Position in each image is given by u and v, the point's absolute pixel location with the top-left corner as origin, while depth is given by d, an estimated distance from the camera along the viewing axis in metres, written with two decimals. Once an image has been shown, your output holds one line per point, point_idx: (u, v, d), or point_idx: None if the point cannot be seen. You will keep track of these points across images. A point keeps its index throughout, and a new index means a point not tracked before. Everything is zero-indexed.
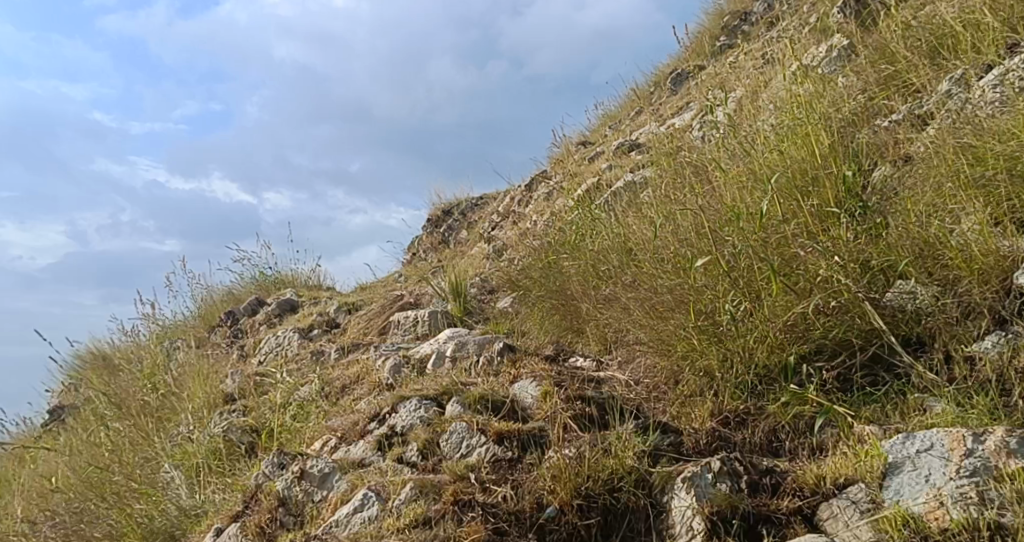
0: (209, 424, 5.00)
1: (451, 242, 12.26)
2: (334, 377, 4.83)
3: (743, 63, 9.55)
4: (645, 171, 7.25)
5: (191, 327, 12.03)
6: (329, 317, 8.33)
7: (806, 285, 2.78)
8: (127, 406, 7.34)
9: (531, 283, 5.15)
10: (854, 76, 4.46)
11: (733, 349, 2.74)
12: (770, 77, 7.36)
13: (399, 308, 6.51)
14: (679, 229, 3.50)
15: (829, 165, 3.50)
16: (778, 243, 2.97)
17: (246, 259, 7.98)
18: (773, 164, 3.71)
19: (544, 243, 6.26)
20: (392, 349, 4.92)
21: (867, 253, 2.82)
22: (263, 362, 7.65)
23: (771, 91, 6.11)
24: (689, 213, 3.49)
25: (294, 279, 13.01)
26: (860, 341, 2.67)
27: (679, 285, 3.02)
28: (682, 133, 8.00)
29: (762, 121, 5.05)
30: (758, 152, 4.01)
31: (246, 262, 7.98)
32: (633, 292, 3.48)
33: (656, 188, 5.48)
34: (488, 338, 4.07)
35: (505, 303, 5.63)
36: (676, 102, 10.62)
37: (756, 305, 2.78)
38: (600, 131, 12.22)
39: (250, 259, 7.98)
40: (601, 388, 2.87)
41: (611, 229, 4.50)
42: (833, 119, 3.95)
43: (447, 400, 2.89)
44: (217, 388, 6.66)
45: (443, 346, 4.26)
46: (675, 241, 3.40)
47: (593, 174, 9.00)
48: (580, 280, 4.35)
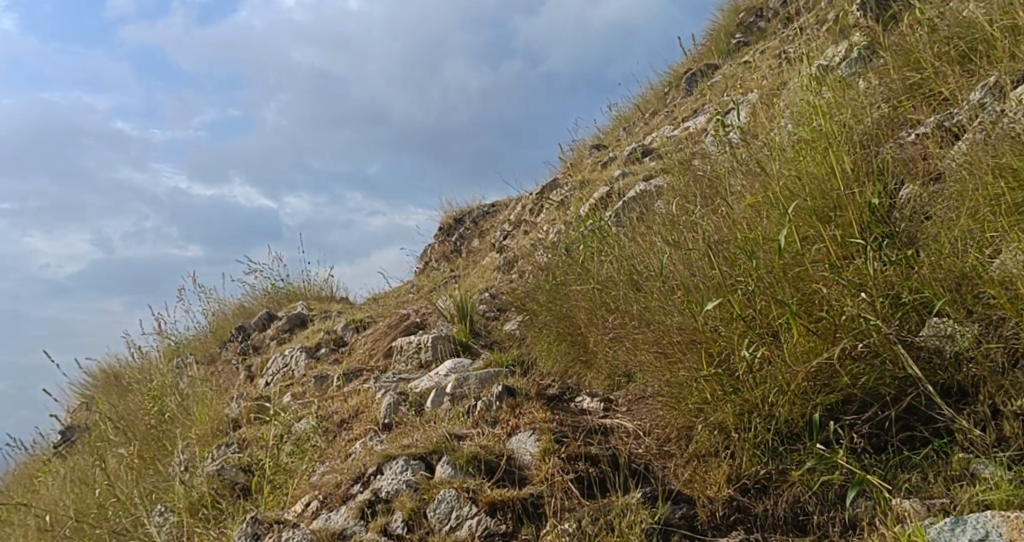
0: (205, 461, 4.82)
1: (463, 250, 12.05)
2: (333, 410, 4.62)
3: (759, 63, 9.25)
4: (658, 179, 6.99)
5: (202, 343, 11.90)
6: (336, 335, 8.12)
7: (831, 327, 2.47)
8: (130, 432, 7.19)
9: (537, 307, 4.90)
10: (877, 83, 4.18)
11: (750, 402, 2.46)
12: (787, 80, 7.07)
13: (405, 329, 6.30)
14: (690, 257, 3.24)
15: (850, 186, 3.24)
16: (797, 279, 2.70)
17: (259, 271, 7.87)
18: (790, 185, 3.45)
19: (552, 259, 6.02)
20: (393, 380, 4.69)
21: (896, 288, 2.54)
22: (270, 385, 7.48)
23: (789, 97, 5.82)
24: (700, 241, 3.23)
25: (306, 291, 12.85)
26: (893, 390, 2.40)
27: (689, 325, 2.74)
28: (697, 140, 7.72)
29: (779, 131, 4.78)
30: (774, 171, 3.75)
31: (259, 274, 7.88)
32: (641, 329, 3.21)
33: (668, 202, 5.21)
34: (491, 375, 3.85)
35: (512, 327, 5.39)
36: (691, 103, 10.32)
37: (774, 350, 2.49)
38: (613, 134, 11.94)
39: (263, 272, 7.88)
40: (605, 443, 2.66)
41: (620, 252, 4.25)
42: (856, 135, 3.68)
43: (436, 459, 2.73)
44: (220, 413, 6.48)
45: (443, 381, 4.04)
46: (684, 271, 3.14)
47: (606, 181, 8.74)
48: (587, 311, 4.11)
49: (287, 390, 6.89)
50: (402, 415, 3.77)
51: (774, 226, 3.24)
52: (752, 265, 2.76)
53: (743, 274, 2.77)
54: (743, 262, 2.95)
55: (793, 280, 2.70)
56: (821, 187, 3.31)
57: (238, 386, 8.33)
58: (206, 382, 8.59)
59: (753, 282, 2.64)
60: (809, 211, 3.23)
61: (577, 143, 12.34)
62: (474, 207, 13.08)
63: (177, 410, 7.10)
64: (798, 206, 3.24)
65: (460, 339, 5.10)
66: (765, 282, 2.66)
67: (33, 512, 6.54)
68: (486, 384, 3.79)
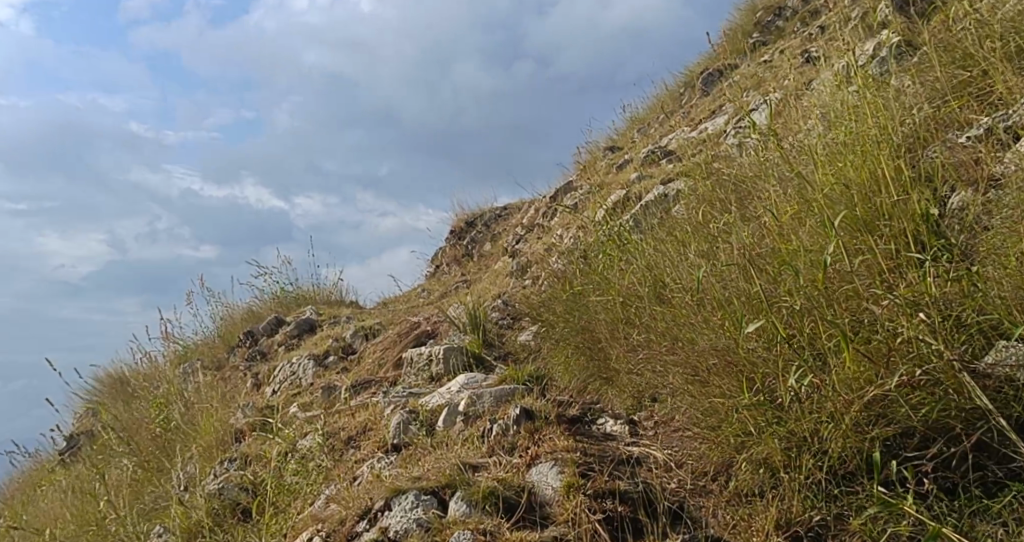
0: (208, 479, 4.61)
1: (475, 254, 11.83)
2: (340, 425, 4.41)
3: (779, 64, 9.02)
4: (677, 182, 6.77)
5: (209, 348, 11.72)
6: (344, 342, 7.91)
7: (884, 351, 2.28)
8: (134, 443, 7.00)
9: (554, 318, 4.68)
10: (918, 85, 3.97)
11: (797, 434, 2.29)
12: (811, 80, 6.84)
13: (415, 338, 6.09)
14: (721, 267, 3.04)
15: (896, 193, 3.03)
16: (845, 298, 2.52)
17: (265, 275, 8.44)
18: (828, 190, 3.22)
19: (569, 266, 5.80)
20: (403, 394, 4.46)
21: (958, 307, 2.37)
22: (277, 394, 7.29)
23: (816, 98, 5.60)
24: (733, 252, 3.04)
25: (315, 295, 12.67)
26: (960, 425, 2.17)
27: (727, 345, 2.54)
28: (717, 143, 7.49)
29: (809, 133, 4.55)
30: (809, 176, 3.53)
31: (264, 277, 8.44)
32: (671, 346, 2.98)
33: (691, 207, 5.00)
34: (506, 392, 3.64)
35: (527, 337, 5.17)
36: (708, 104, 10.10)
37: (823, 378, 2.29)
38: (628, 135, 11.71)
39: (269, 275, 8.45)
40: (634, 477, 2.49)
41: (642, 260, 4.04)
42: (899, 137, 3.49)
43: (448, 495, 2.53)
44: (225, 424, 6.29)
45: (456, 398, 3.82)
46: (717, 284, 2.93)
47: (622, 184, 8.51)
48: (609, 325, 3.90)
49: (294, 401, 6.69)
50: (413, 435, 3.54)
51: (814, 237, 3.02)
52: (793, 280, 2.55)
53: (785, 290, 2.55)
54: (784, 277, 2.68)
55: (842, 299, 2.51)
56: (863, 194, 3.11)
57: (244, 394, 8.13)
58: (213, 390, 8.40)
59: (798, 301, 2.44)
60: (857, 222, 2.98)
61: (590, 144, 12.11)
62: (485, 211, 12.87)
63: (183, 421, 6.91)
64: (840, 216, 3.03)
65: (473, 350, 4.87)
66: (811, 300, 2.46)
67: (34, 526, 6.34)
68: (501, 403, 3.58)
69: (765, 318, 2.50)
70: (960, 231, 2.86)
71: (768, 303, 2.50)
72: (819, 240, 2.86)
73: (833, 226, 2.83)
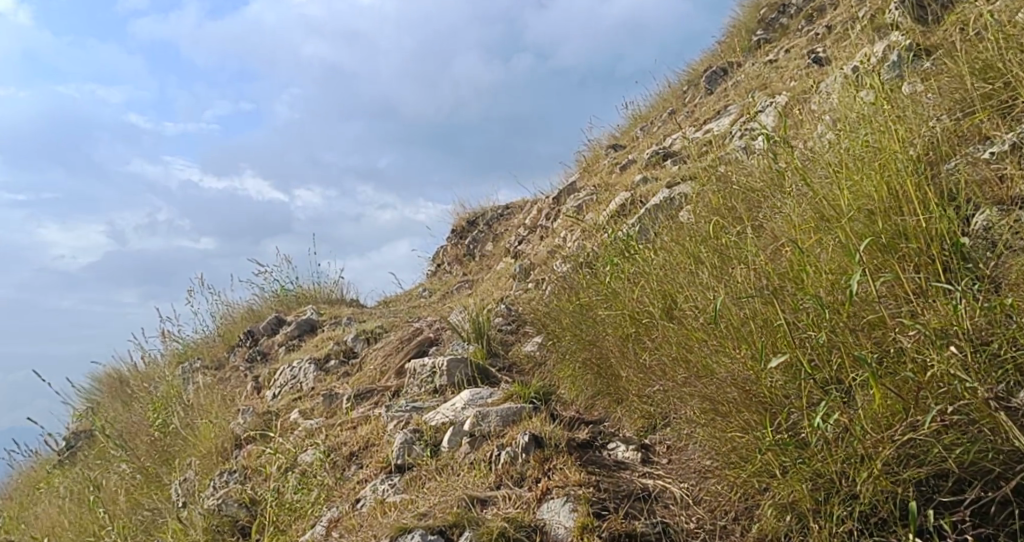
0: (207, 492, 4.51)
1: (476, 253, 11.73)
2: (342, 437, 4.31)
3: (786, 63, 8.90)
4: (683, 185, 6.67)
5: (209, 347, 11.62)
6: (346, 346, 7.81)
7: (913, 387, 2.24)
8: (133, 450, 6.89)
9: (560, 329, 4.59)
10: (936, 97, 3.88)
11: (824, 476, 2.24)
12: (819, 82, 6.73)
13: (418, 345, 6.00)
14: (737, 287, 2.96)
15: (920, 212, 2.94)
16: (870, 327, 2.43)
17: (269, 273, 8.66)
18: (847, 207, 3.12)
19: (574, 273, 5.70)
20: (406, 408, 4.35)
21: (991, 337, 2.29)
22: (278, 399, 7.20)
23: (826, 103, 5.50)
24: (750, 273, 2.95)
25: (316, 294, 12.57)
26: (998, 467, 2.12)
27: (747, 378, 2.47)
28: (724, 146, 7.38)
29: (821, 141, 4.46)
30: (826, 191, 3.44)
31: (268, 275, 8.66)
32: (685, 371, 2.91)
33: (700, 216, 4.90)
34: (512, 411, 3.54)
35: (532, 347, 5.08)
36: (712, 102, 9.98)
37: (850, 417, 2.24)
38: (631, 133, 11.59)
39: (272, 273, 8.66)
40: (650, 515, 2.51)
41: (651, 273, 3.95)
42: (919, 151, 3.39)
43: (456, 534, 2.48)
44: (225, 431, 6.19)
45: (461, 415, 3.73)
46: (735, 305, 2.84)
47: (626, 186, 8.41)
48: (618, 340, 3.83)
49: (294, 407, 6.59)
50: (418, 456, 3.44)
51: (833, 258, 2.95)
52: (815, 311, 2.48)
53: (806, 321, 2.46)
54: (805, 305, 2.58)
55: (868, 329, 2.43)
56: (884, 212, 3.02)
57: (244, 398, 8.03)
58: (212, 393, 8.29)
59: (823, 335, 2.35)
60: (884, 246, 2.94)
61: (593, 142, 11.99)
62: (487, 209, 12.76)
63: (182, 426, 6.82)
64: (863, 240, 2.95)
65: (478, 362, 4.77)
66: (835, 333, 2.37)
67: (29, 533, 6.24)
68: (508, 422, 3.50)
69: (789, 353, 2.43)
70: (990, 256, 2.79)
71: (789, 335, 2.43)
72: (840, 262, 2.77)
73: (856, 250, 2.74)
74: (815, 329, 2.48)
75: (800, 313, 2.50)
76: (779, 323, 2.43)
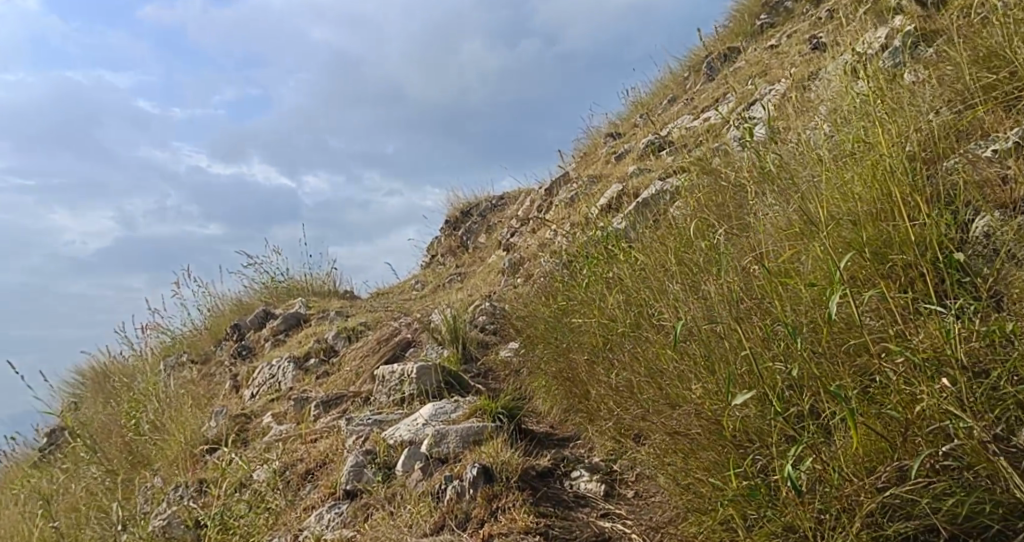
0: (160, 509, 4.27)
1: (469, 245, 11.44)
2: (299, 452, 4.05)
3: (788, 49, 8.54)
4: (674, 178, 6.35)
5: (195, 339, 11.39)
6: (326, 344, 7.53)
7: (899, 424, 1.96)
8: (103, 454, 6.68)
9: (535, 337, 4.32)
10: (936, 89, 3.57)
11: (797, 531, 1.97)
12: (820, 70, 6.39)
13: (394, 346, 5.71)
14: (712, 305, 2.69)
15: (913, 217, 2.65)
16: (854, 355, 2.15)
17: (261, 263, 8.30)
18: (836, 215, 2.83)
19: (555, 272, 5.41)
20: (368, 422, 4.04)
21: (990, 365, 1.99)
22: (255, 400, 6.95)
23: (824, 93, 5.17)
24: (725, 288, 2.68)
25: (306, 286, 12.30)
26: (998, 524, 1.82)
27: (714, 409, 2.25)
28: (720, 136, 7.05)
29: (815, 135, 4.16)
30: (813, 194, 3.15)
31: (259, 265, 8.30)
32: (653, 394, 2.70)
33: (687, 214, 4.60)
34: (473, 431, 3.28)
35: (508, 353, 4.80)
36: (712, 90, 9.61)
37: (825, 461, 1.97)
38: (630, 121, 11.24)
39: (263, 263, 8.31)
40: None
41: (628, 278, 3.69)
42: (916, 149, 3.10)
43: None
44: (195, 437, 5.96)
45: (419, 434, 3.46)
46: (708, 326, 2.56)
47: (619, 178, 8.09)
48: (591, 351, 3.57)
49: (269, 410, 6.34)
50: (370, 481, 3.18)
51: (818, 273, 2.67)
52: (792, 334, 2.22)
53: (782, 350, 2.22)
54: (779, 330, 2.33)
55: (851, 358, 2.15)
56: (875, 220, 2.74)
57: (222, 398, 7.78)
58: (191, 390, 8.06)
59: (797, 365, 2.07)
60: (878, 258, 2.65)
61: (591, 131, 11.66)
62: (482, 199, 12.46)
63: (154, 428, 6.59)
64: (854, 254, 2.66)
65: (450, 369, 4.49)
66: (810, 363, 2.08)
67: None
68: (467, 443, 3.23)
69: (758, 386, 2.16)
70: (990, 267, 2.49)
71: (759, 367, 2.14)
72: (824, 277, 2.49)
73: (841, 265, 2.45)
74: (790, 357, 2.23)
75: (775, 338, 2.26)
76: (748, 351, 2.19)
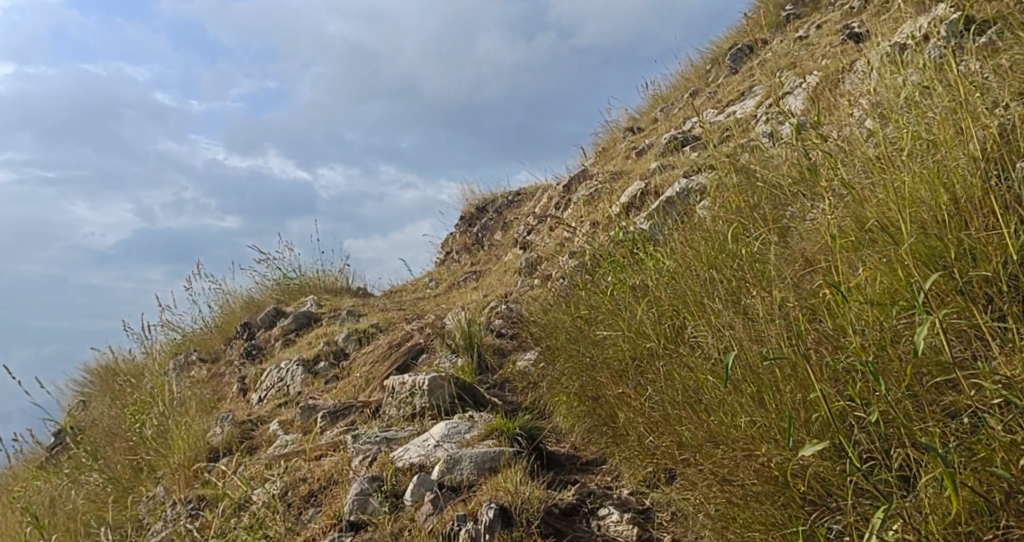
0: (158, 530, 4.02)
1: (485, 242, 11.16)
2: (300, 471, 3.77)
3: (818, 41, 8.19)
4: (701, 175, 6.04)
5: (204, 337, 11.17)
6: (337, 346, 7.27)
7: (1000, 480, 1.75)
8: (105, 460, 6.45)
9: (555, 349, 4.05)
10: (1001, 81, 3.26)
11: None
12: (855, 63, 6.05)
13: (406, 352, 5.44)
14: (759, 331, 2.42)
15: (994, 230, 2.36)
16: (940, 396, 1.93)
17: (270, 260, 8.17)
18: (904, 228, 2.54)
19: (574, 274, 5.11)
20: (376, 439, 3.75)
21: None
22: (262, 405, 6.70)
23: (864, 86, 4.85)
24: (775, 312, 2.41)
25: (318, 282, 12.06)
26: None
27: (774, 460, 2.09)
28: (748, 131, 6.71)
29: (860, 133, 3.85)
30: (869, 203, 2.86)
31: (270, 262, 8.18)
32: (697, 428, 2.43)
33: (719, 215, 4.29)
34: (489, 457, 3.02)
35: (526, 362, 4.51)
36: (737, 82, 9.28)
37: (912, 521, 1.80)
38: (650, 115, 10.91)
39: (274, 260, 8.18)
40: None
41: (660, 290, 3.41)
42: (983, 146, 2.80)
43: None
44: (199, 445, 5.71)
45: (431, 458, 3.19)
46: (756, 355, 2.30)
47: (641, 175, 7.77)
48: (615, 368, 3.29)
49: (276, 417, 6.09)
50: (375, 511, 2.90)
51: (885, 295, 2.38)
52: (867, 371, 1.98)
53: (857, 389, 1.98)
54: (848, 362, 2.07)
55: (936, 402, 1.93)
56: (944, 238, 2.45)
57: (229, 401, 7.54)
58: (198, 393, 7.84)
59: (882, 409, 1.82)
60: (954, 280, 2.36)
61: (610, 124, 11.33)
62: (497, 195, 12.15)
63: (157, 432, 6.35)
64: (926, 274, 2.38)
65: (463, 381, 4.20)
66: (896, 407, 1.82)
67: None
68: (483, 472, 2.97)
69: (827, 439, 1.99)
70: None
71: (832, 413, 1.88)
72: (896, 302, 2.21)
73: (916, 287, 2.16)
74: (865, 399, 2.00)
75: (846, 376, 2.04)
76: (820, 392, 1.93)
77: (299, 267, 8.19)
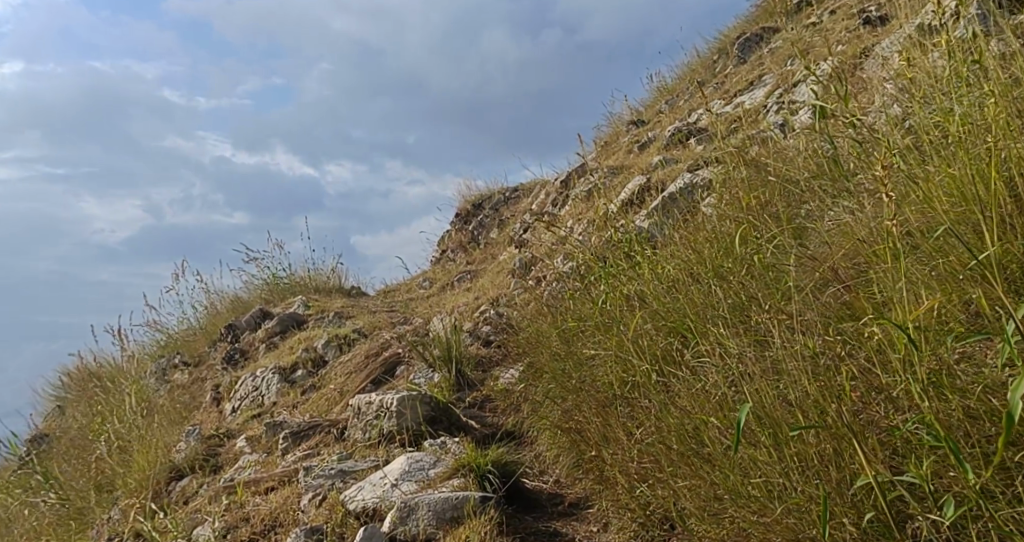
0: None
1: (481, 240, 10.66)
2: (244, 508, 3.30)
3: (833, 27, 7.65)
4: (706, 169, 5.53)
5: (189, 339, 10.73)
6: (315, 353, 6.79)
7: None
8: (65, 476, 6.01)
9: (540, 367, 3.57)
10: None
11: None
12: (877, 47, 5.51)
13: (382, 364, 4.96)
14: (776, 368, 1.98)
15: None
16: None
17: (261, 260, 8.22)
18: (962, 237, 2.05)
19: (564, 278, 4.61)
20: (329, 471, 3.25)
21: None
22: (235, 417, 6.24)
23: (890, 70, 4.32)
24: (796, 345, 1.95)
25: (307, 281, 11.58)
26: None
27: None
28: (757, 123, 6.21)
29: (887, 122, 3.35)
30: (910, 205, 2.37)
31: (260, 262, 8.23)
32: (699, 481, 2.04)
33: (726, 214, 3.80)
34: (451, 504, 2.55)
35: (509, 379, 4.02)
36: (745, 72, 8.74)
37: None
38: (654, 107, 10.37)
39: (263, 260, 8.23)
40: None
41: (660, 306, 2.93)
42: None
43: None
44: (158, 463, 5.25)
45: (385, 502, 2.70)
46: (776, 403, 1.89)
47: (643, 170, 7.25)
48: (603, 396, 2.80)
49: (246, 431, 5.62)
50: None
51: (940, 324, 1.90)
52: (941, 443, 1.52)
53: (922, 465, 1.57)
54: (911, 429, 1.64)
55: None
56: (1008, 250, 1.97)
57: (203, 411, 7.09)
58: (172, 402, 7.39)
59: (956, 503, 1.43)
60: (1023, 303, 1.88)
61: (613, 117, 10.81)
62: (495, 192, 11.65)
63: (119, 447, 5.89)
64: (994, 300, 1.90)
65: (437, 400, 3.70)
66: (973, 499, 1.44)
67: None
68: (442, 524, 2.50)
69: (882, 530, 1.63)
70: None
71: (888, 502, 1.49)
72: (965, 337, 1.73)
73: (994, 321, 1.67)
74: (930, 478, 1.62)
75: (893, 437, 1.68)
76: (871, 474, 1.54)
77: (289, 265, 8.23)
